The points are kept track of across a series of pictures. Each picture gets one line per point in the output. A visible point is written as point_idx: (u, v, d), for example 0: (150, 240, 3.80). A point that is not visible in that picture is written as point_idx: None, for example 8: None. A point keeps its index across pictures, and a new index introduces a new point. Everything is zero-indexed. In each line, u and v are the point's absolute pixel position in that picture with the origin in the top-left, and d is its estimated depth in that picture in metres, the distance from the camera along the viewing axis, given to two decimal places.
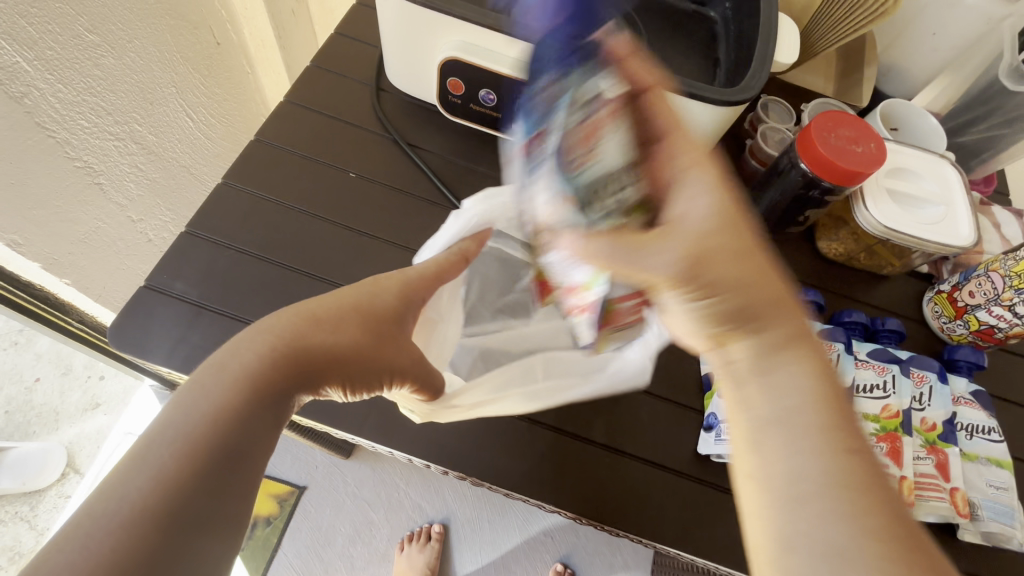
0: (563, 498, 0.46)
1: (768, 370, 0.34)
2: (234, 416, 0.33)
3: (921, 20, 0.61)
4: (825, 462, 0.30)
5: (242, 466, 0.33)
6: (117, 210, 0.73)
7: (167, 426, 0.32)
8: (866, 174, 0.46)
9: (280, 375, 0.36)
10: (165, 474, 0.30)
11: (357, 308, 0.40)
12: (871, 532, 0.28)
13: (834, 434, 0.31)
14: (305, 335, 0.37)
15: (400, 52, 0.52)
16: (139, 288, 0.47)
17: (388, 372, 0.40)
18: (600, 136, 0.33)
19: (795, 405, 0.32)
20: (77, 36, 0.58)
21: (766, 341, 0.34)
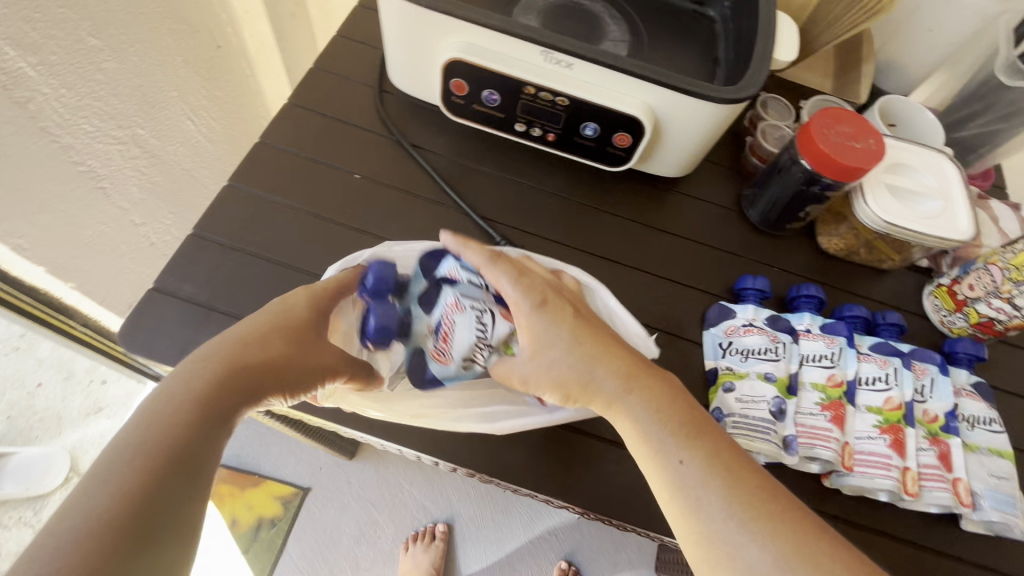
0: (570, 493, 0.47)
1: (648, 428, 0.38)
2: (179, 436, 0.32)
3: (917, 18, 0.62)
4: (696, 466, 0.36)
5: (196, 480, 0.31)
6: (121, 214, 0.73)
7: (114, 453, 0.30)
8: (864, 170, 0.47)
9: (220, 392, 0.35)
10: (117, 496, 0.29)
11: (279, 321, 0.40)
12: (744, 509, 0.34)
13: (698, 438, 0.37)
14: (235, 353, 0.37)
15: (403, 53, 0.52)
16: (147, 291, 0.47)
17: (322, 372, 0.40)
18: (444, 342, 0.45)
19: (650, 424, 0.38)
20: (79, 41, 0.59)
21: (615, 374, 0.40)
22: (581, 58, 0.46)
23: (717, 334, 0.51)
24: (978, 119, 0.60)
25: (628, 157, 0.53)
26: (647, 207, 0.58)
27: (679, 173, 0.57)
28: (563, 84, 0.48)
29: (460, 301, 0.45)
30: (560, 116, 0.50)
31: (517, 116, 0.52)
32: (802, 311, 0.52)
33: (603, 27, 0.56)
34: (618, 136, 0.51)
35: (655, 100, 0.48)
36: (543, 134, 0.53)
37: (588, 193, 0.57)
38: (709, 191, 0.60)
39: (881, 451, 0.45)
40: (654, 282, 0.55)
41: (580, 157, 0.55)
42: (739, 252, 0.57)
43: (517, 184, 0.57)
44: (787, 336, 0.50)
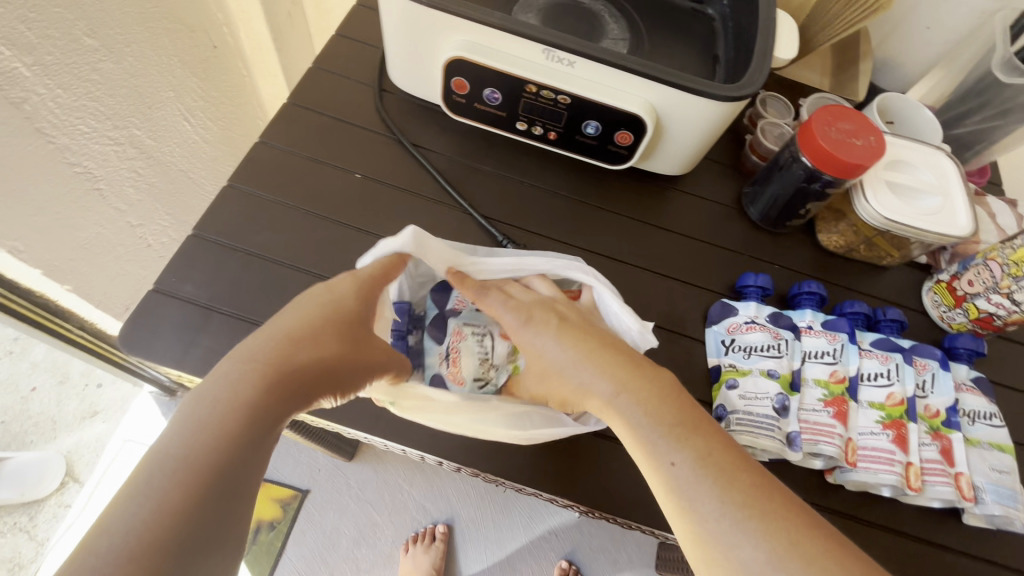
0: (575, 491, 0.47)
1: (641, 422, 0.38)
2: (233, 441, 0.31)
3: (915, 15, 0.62)
4: (689, 468, 0.35)
5: (245, 487, 0.31)
6: (117, 215, 0.72)
7: (163, 457, 0.30)
8: (866, 167, 0.47)
9: (274, 395, 0.34)
10: (170, 500, 0.28)
11: (329, 317, 0.39)
12: (739, 510, 0.33)
13: (697, 439, 0.36)
14: (285, 354, 0.36)
15: (403, 52, 0.52)
16: (148, 292, 0.47)
17: (373, 369, 0.40)
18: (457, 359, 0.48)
19: (647, 427, 0.37)
20: (75, 41, 0.58)
21: (613, 379, 0.40)
22: (583, 56, 0.46)
23: (718, 332, 0.51)
24: (975, 116, 0.61)
25: (630, 155, 0.53)
26: (649, 205, 0.58)
27: (680, 171, 0.57)
28: (564, 82, 0.48)
29: (461, 329, 0.49)
30: (561, 114, 0.51)
31: (518, 115, 0.52)
32: (804, 308, 0.52)
33: (603, 25, 0.56)
34: (620, 135, 0.51)
35: (657, 98, 0.48)
36: (544, 132, 0.53)
37: (589, 192, 0.57)
38: (710, 189, 0.60)
39: (883, 446, 0.45)
40: (656, 280, 0.55)
41: (581, 155, 0.55)
42: (740, 250, 0.57)
43: (518, 183, 0.57)
44: (790, 334, 0.50)
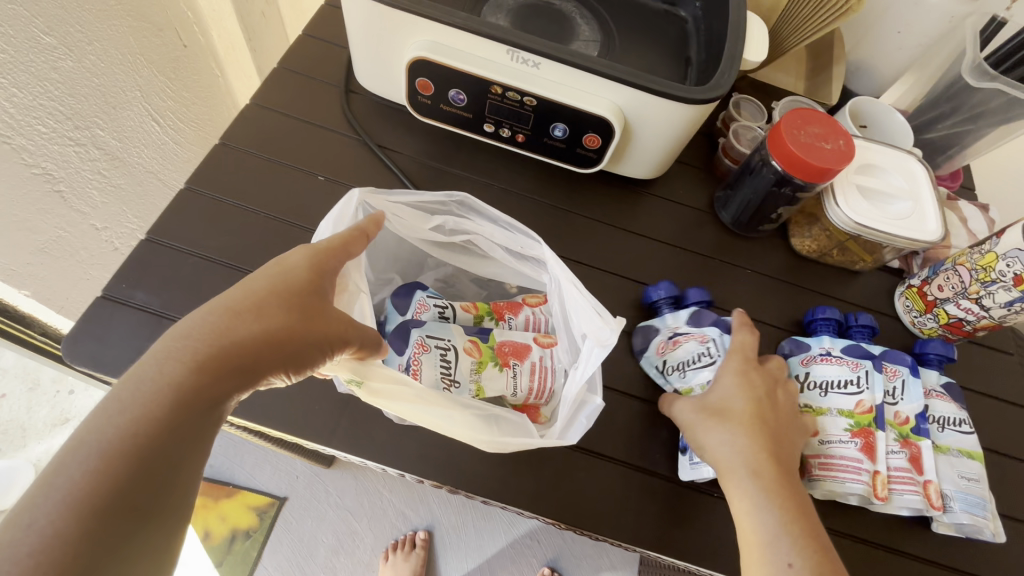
0: (541, 503, 0.45)
1: (750, 471, 0.40)
2: (156, 430, 0.31)
3: (886, 18, 0.62)
4: (780, 546, 0.38)
5: (174, 464, 0.31)
6: (80, 218, 0.70)
7: (77, 445, 0.29)
8: (835, 170, 0.47)
9: (203, 377, 0.33)
10: (84, 494, 0.28)
11: (277, 289, 0.37)
12: None
13: (802, 528, 0.39)
14: (219, 330, 0.34)
15: (367, 52, 0.51)
16: (96, 300, 0.45)
17: (330, 343, 0.38)
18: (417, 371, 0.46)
19: (761, 502, 0.39)
20: (32, 39, 0.56)
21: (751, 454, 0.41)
22: (548, 57, 0.45)
23: (650, 359, 0.50)
24: (949, 120, 0.61)
25: (599, 158, 0.52)
26: (620, 208, 0.57)
27: (652, 175, 0.56)
28: (530, 84, 0.47)
29: (424, 341, 0.46)
30: (528, 116, 0.50)
31: (485, 117, 0.51)
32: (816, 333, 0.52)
33: (573, 26, 0.55)
34: (588, 137, 0.50)
35: (624, 101, 0.47)
36: (512, 135, 0.52)
37: (559, 195, 0.56)
38: (682, 193, 0.59)
39: (850, 454, 0.44)
40: (626, 285, 0.54)
41: (551, 158, 0.54)
42: (711, 255, 0.57)
43: (487, 186, 0.56)
44: (711, 338, 0.48)
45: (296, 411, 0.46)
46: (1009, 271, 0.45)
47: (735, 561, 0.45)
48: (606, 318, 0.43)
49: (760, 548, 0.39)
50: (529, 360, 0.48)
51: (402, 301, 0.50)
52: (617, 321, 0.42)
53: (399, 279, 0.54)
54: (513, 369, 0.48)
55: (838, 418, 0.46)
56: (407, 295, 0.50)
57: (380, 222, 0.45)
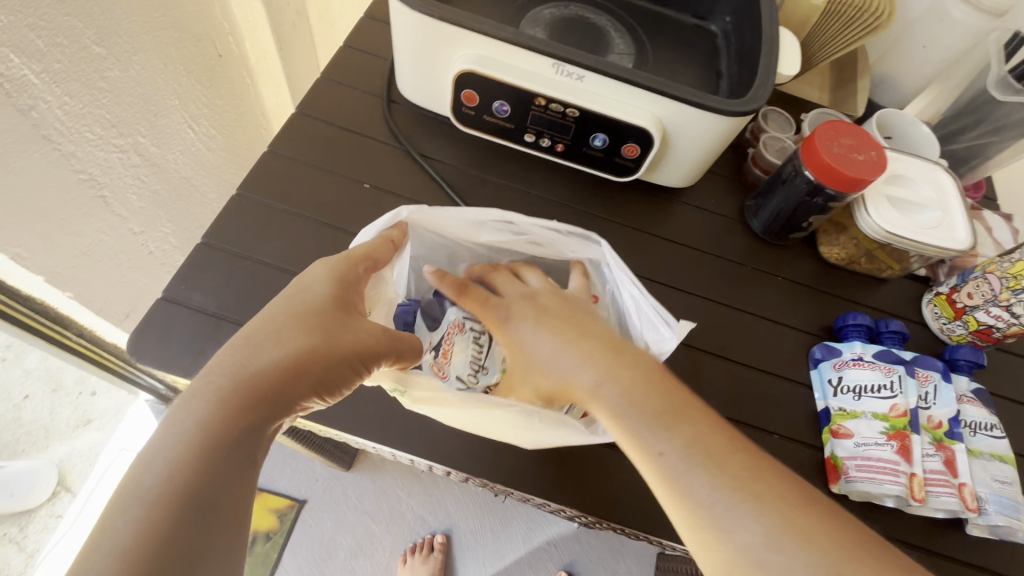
0: (583, 502, 0.47)
1: (603, 379, 0.41)
2: (191, 470, 0.32)
3: (910, 35, 0.64)
4: (668, 462, 0.36)
5: (221, 501, 0.32)
6: (120, 222, 0.72)
7: (121, 501, 0.30)
8: (869, 181, 0.48)
9: (229, 411, 0.34)
10: (133, 545, 0.29)
11: (296, 313, 0.39)
12: (726, 488, 0.34)
13: (715, 444, 0.36)
14: (240, 364, 0.36)
15: (412, 65, 0.53)
16: (156, 301, 0.46)
17: (353, 359, 0.40)
18: (446, 356, 0.49)
19: (626, 402, 0.39)
20: (84, 49, 0.58)
21: (626, 393, 0.39)
22: (592, 71, 0.46)
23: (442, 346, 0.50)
24: (972, 132, 0.62)
25: (636, 167, 0.54)
26: (654, 216, 0.59)
27: (684, 184, 0.58)
28: (573, 95, 0.48)
29: (461, 321, 0.50)
30: (569, 127, 0.51)
31: (526, 127, 0.53)
32: (852, 340, 0.53)
33: (609, 40, 0.57)
34: (627, 147, 0.52)
35: (663, 113, 0.48)
36: (552, 145, 0.54)
37: (594, 203, 0.58)
38: (713, 201, 0.61)
39: (883, 455, 0.46)
40: (662, 290, 0.55)
41: (588, 167, 0.55)
42: (743, 261, 0.58)
43: (526, 194, 0.57)
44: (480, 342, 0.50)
45: (346, 409, 0.48)
46: None
47: None
48: (668, 324, 0.45)
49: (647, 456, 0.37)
50: None
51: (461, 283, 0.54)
52: (678, 329, 0.44)
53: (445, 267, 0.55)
54: None
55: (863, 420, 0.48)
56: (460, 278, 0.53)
57: (407, 232, 0.48)
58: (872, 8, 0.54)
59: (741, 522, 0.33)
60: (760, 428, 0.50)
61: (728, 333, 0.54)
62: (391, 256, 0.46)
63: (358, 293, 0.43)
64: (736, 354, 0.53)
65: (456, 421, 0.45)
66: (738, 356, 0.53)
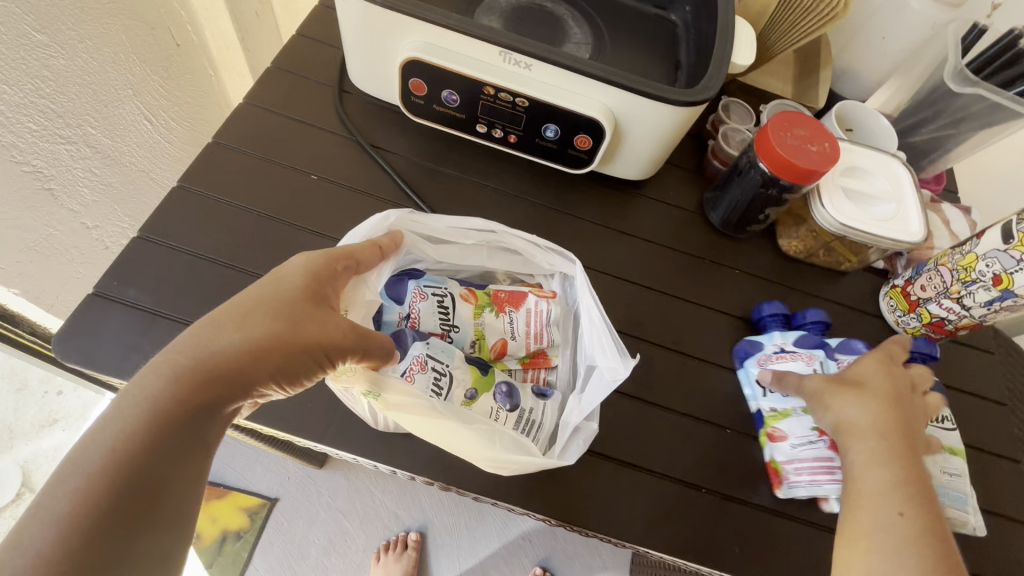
0: (532, 499, 0.46)
1: (866, 429, 0.42)
2: (137, 449, 0.32)
3: (871, 25, 0.64)
4: (861, 480, 0.40)
5: (162, 482, 0.32)
6: (70, 216, 0.70)
7: (63, 470, 0.30)
8: (821, 172, 0.48)
9: (184, 392, 0.33)
10: (69, 516, 0.29)
11: (267, 299, 0.38)
12: (913, 517, 0.38)
13: (903, 469, 0.40)
14: (202, 344, 0.35)
15: (361, 54, 0.51)
16: (88, 296, 0.45)
17: (320, 351, 0.37)
18: None
19: (880, 435, 0.41)
20: (23, 36, 0.56)
21: (862, 404, 0.42)
22: (540, 59, 0.45)
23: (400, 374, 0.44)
24: (931, 125, 0.62)
25: (590, 159, 0.53)
26: (612, 209, 0.58)
27: (642, 176, 0.57)
28: (522, 84, 0.47)
29: (423, 358, 0.45)
30: (520, 117, 0.50)
31: (478, 117, 0.52)
32: (771, 330, 0.52)
33: (565, 29, 0.55)
34: (579, 138, 0.51)
35: (614, 103, 0.48)
36: (504, 135, 0.53)
37: (551, 196, 0.57)
38: (672, 194, 0.60)
39: (800, 450, 0.46)
40: (618, 284, 0.55)
41: (542, 158, 0.54)
42: (702, 254, 0.58)
43: (481, 187, 0.56)
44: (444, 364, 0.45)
45: (289, 407, 0.47)
46: (988, 270, 0.47)
47: (722, 556, 0.45)
48: (621, 357, 0.44)
49: (856, 481, 0.40)
50: (534, 363, 0.51)
51: (411, 282, 0.50)
52: (628, 363, 0.44)
53: (411, 261, 0.52)
54: (510, 367, 0.50)
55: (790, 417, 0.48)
56: (403, 281, 0.50)
57: (400, 240, 0.47)
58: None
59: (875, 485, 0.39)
60: (713, 423, 0.50)
61: (685, 327, 0.54)
62: (377, 261, 0.44)
63: (338, 284, 0.41)
64: (691, 349, 0.53)
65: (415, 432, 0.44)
66: (693, 350, 0.53)
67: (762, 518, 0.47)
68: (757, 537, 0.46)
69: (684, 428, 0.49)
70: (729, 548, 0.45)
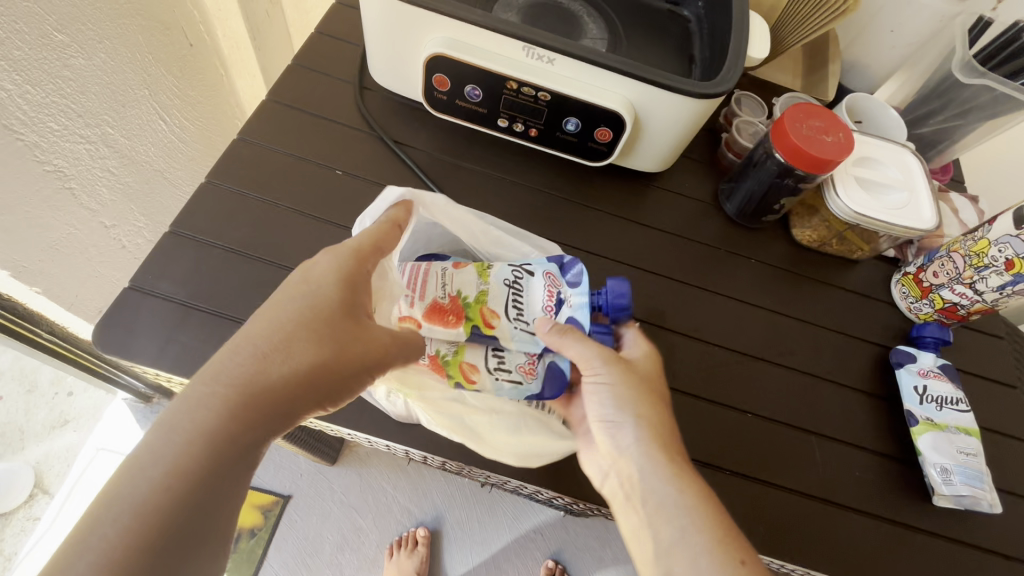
0: (561, 482, 0.47)
1: (642, 477, 0.41)
2: (191, 480, 0.32)
3: (879, 20, 0.65)
4: (667, 509, 0.40)
5: (212, 516, 0.32)
6: (90, 216, 0.70)
7: (108, 508, 0.30)
8: (836, 162, 0.49)
9: (234, 423, 0.34)
10: (118, 559, 0.29)
11: (309, 319, 0.37)
12: (711, 548, 0.37)
13: (693, 499, 0.40)
14: (249, 373, 0.35)
15: (384, 50, 0.52)
16: (123, 290, 0.46)
17: (363, 373, 0.38)
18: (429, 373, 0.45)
19: (649, 466, 0.41)
20: (46, 37, 0.57)
21: (643, 432, 0.42)
22: (562, 53, 0.46)
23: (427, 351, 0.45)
24: (940, 115, 0.63)
25: (609, 152, 0.54)
26: (629, 201, 0.59)
27: (659, 168, 0.58)
28: (544, 79, 0.48)
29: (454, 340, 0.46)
30: (541, 111, 0.51)
31: (499, 112, 0.53)
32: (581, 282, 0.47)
33: (581, 25, 0.56)
34: (599, 131, 0.52)
35: (635, 95, 0.49)
36: (525, 129, 0.54)
37: (570, 189, 0.58)
38: (687, 185, 0.61)
39: (431, 288, 0.45)
40: (637, 273, 0.56)
41: (562, 151, 0.55)
42: (718, 245, 0.59)
43: (500, 180, 0.57)
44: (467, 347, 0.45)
45: None
46: (1000, 256, 0.48)
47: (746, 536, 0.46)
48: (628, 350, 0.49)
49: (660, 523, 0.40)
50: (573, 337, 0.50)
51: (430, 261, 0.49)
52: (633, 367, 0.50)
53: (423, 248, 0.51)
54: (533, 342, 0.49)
55: (543, 283, 0.47)
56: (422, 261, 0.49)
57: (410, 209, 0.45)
58: None
59: (654, 488, 0.41)
60: (734, 408, 0.51)
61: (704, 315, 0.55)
62: (396, 240, 0.43)
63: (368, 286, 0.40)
64: (710, 336, 0.54)
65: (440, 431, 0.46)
66: (712, 337, 0.54)
67: (783, 498, 0.48)
68: (780, 517, 0.47)
69: (707, 414, 0.50)
70: (753, 528, 0.47)
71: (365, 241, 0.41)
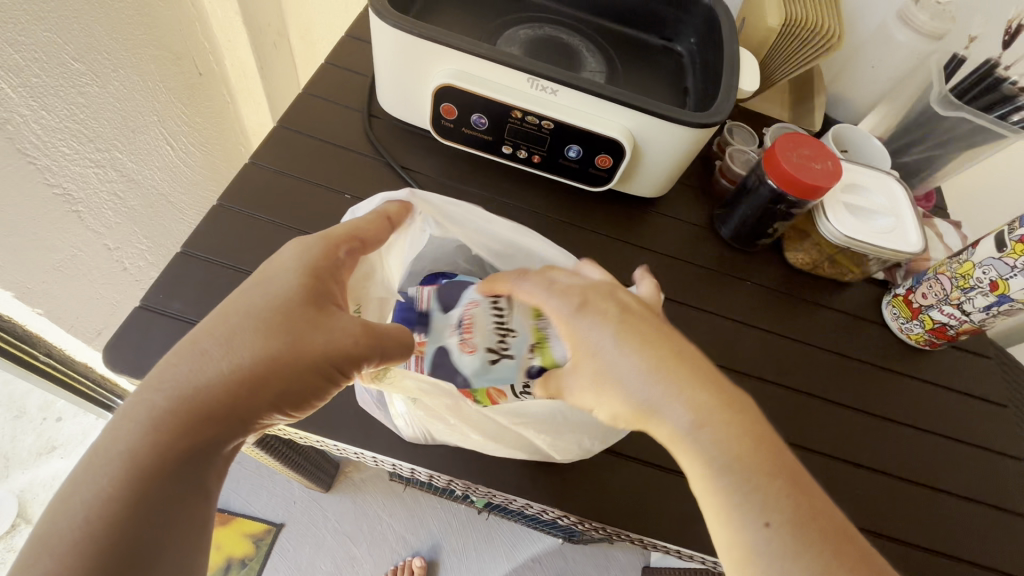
0: (566, 501, 0.47)
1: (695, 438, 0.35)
2: (124, 509, 0.31)
3: (862, 54, 0.70)
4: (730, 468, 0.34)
5: (154, 540, 0.31)
6: (94, 238, 0.71)
7: (40, 545, 0.29)
8: (824, 188, 0.51)
9: (166, 437, 0.33)
10: None
11: (258, 313, 0.37)
12: (796, 556, 0.31)
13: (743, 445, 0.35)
14: (185, 383, 0.34)
15: (394, 80, 0.55)
16: (133, 310, 0.46)
17: (321, 367, 0.38)
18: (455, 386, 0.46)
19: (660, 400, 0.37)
20: (62, 64, 0.59)
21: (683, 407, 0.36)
22: (565, 85, 0.49)
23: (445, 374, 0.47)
24: (921, 144, 0.66)
25: (609, 177, 0.56)
26: (628, 224, 0.61)
27: (656, 194, 0.60)
28: (548, 108, 0.51)
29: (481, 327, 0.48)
30: (545, 139, 0.54)
31: (504, 139, 0.55)
32: None
33: (581, 59, 0.59)
34: (600, 158, 0.54)
35: (633, 125, 0.51)
36: (528, 156, 0.56)
37: (571, 213, 0.60)
38: (683, 209, 0.64)
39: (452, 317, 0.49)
40: None
41: (564, 177, 0.58)
42: (715, 268, 0.61)
43: (504, 205, 0.59)
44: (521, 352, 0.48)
45: (325, 412, 0.48)
46: (985, 277, 0.50)
47: None
48: None
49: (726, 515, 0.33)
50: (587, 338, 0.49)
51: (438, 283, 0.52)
52: None
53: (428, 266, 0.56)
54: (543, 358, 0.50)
55: None
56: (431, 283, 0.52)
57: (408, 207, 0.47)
58: (824, 32, 0.60)
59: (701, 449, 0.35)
60: None
61: (705, 337, 0.56)
62: (387, 232, 0.45)
63: (339, 277, 0.41)
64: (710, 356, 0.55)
65: (457, 440, 0.46)
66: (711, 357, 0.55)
67: None
68: None
69: None
70: None
71: (336, 229, 0.42)
